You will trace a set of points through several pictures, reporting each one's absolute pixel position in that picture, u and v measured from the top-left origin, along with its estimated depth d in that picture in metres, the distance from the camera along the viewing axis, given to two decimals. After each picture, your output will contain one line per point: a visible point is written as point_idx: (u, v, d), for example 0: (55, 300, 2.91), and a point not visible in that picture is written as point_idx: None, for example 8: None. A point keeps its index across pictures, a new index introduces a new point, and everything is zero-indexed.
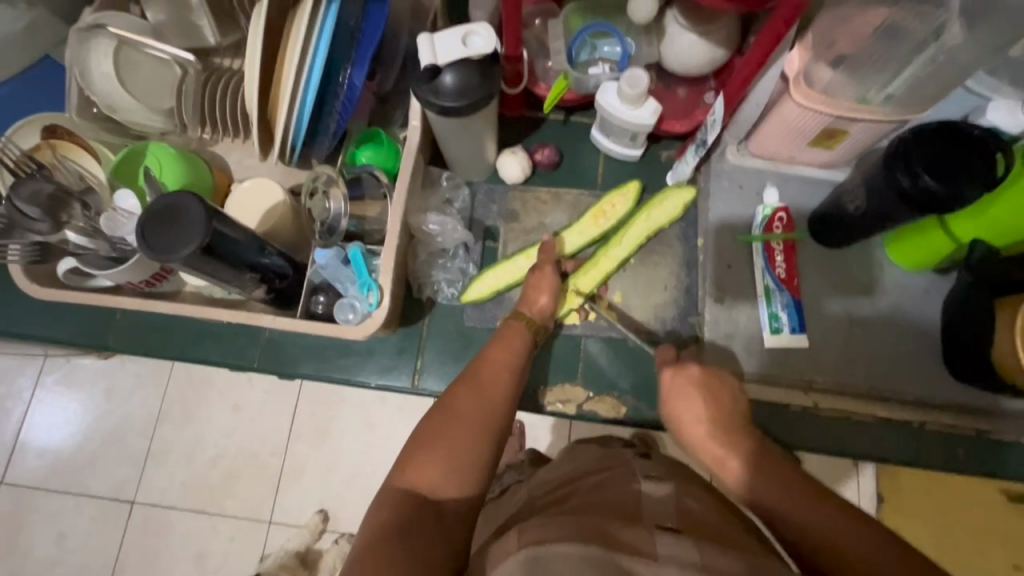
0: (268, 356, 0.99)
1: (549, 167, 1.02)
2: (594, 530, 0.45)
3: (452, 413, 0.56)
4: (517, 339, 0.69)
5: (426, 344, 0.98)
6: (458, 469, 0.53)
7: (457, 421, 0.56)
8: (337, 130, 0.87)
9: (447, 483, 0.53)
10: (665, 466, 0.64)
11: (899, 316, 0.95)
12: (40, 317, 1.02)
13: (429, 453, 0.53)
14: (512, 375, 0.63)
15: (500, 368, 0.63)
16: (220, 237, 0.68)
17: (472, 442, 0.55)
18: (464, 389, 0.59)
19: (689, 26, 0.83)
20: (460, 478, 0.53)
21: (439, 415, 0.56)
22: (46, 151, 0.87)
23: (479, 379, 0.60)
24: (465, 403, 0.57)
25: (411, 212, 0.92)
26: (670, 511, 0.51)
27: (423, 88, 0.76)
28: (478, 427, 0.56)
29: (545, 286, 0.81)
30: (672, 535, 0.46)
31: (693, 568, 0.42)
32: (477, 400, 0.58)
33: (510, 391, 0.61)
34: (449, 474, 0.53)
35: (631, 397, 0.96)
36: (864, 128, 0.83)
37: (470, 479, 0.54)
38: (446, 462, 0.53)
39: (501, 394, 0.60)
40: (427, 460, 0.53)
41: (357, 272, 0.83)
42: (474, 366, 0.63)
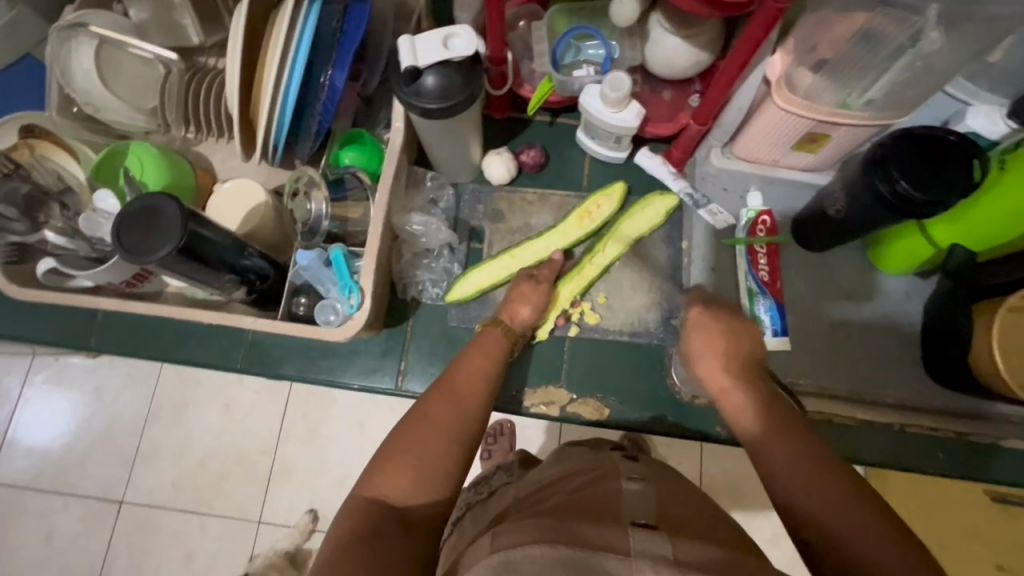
0: (252, 357, 0.99)
1: (535, 168, 1.02)
2: (564, 530, 0.45)
3: (423, 419, 0.57)
4: (493, 347, 0.69)
5: (411, 346, 0.98)
6: (425, 476, 0.54)
7: (427, 427, 0.56)
8: (319, 131, 0.86)
9: (415, 491, 0.53)
10: (649, 465, 0.64)
11: (881, 319, 0.95)
12: (24, 317, 1.01)
13: (398, 461, 0.54)
14: (487, 383, 0.63)
15: (474, 374, 0.64)
16: (199, 238, 0.68)
17: (440, 449, 0.55)
18: (435, 396, 0.59)
19: (672, 29, 0.83)
20: (427, 487, 0.53)
21: (410, 422, 0.57)
22: (25, 151, 0.85)
23: (452, 386, 0.61)
24: (437, 411, 0.58)
25: (395, 212, 0.91)
26: (648, 509, 0.51)
27: (404, 90, 0.76)
28: (448, 436, 0.56)
29: (531, 299, 0.83)
30: (647, 531, 0.46)
31: (664, 561, 0.43)
32: (449, 406, 0.59)
33: (483, 398, 0.62)
34: (416, 483, 0.53)
35: (615, 398, 0.96)
36: (845, 132, 0.84)
37: (438, 489, 0.54)
38: (414, 471, 0.53)
39: (475, 401, 0.60)
40: (395, 467, 0.53)
41: (338, 273, 0.83)
42: (449, 373, 0.64)
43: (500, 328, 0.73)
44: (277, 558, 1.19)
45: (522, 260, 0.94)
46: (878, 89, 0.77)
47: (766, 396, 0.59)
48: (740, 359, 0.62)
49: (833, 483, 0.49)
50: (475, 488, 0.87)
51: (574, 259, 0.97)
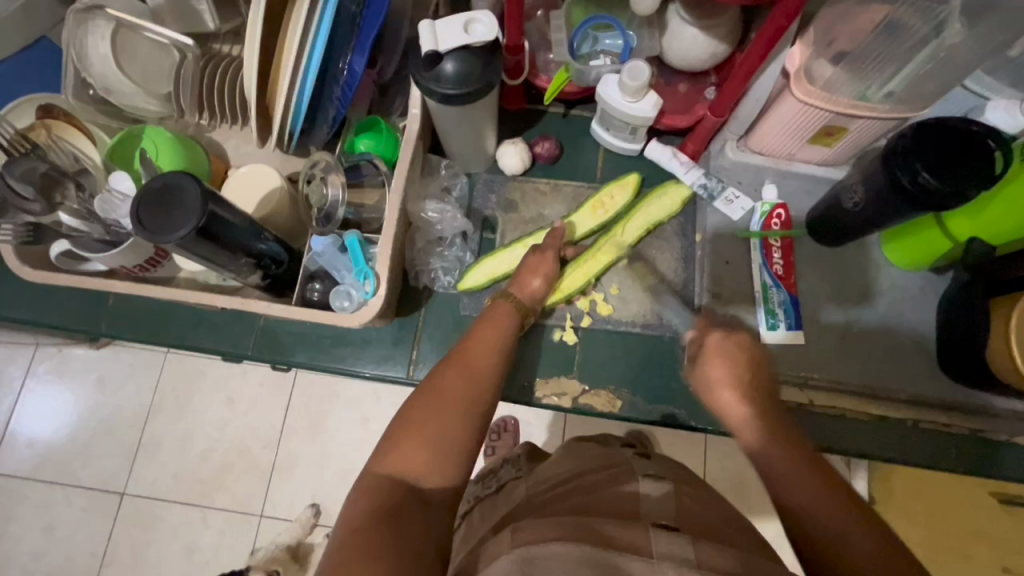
0: (263, 344, 0.98)
1: (548, 160, 1.02)
2: (586, 528, 0.45)
3: (438, 395, 0.56)
4: (504, 322, 0.69)
5: (422, 335, 0.97)
6: (440, 454, 0.53)
7: (442, 403, 0.55)
8: (336, 117, 0.86)
9: (430, 468, 0.52)
10: (664, 465, 0.63)
11: (895, 315, 0.95)
12: (33, 302, 1.01)
13: (414, 436, 0.53)
14: (499, 357, 0.63)
15: (485, 348, 0.63)
16: (216, 219, 0.67)
17: (455, 424, 0.55)
18: (448, 371, 0.59)
19: (691, 20, 0.83)
20: (443, 464, 0.53)
21: (424, 399, 0.56)
22: (41, 132, 0.85)
23: (465, 360, 0.61)
24: (452, 385, 0.57)
25: (410, 198, 0.92)
26: (669, 508, 0.50)
27: (423, 74, 0.75)
28: (463, 410, 0.56)
29: (541, 271, 0.83)
30: (669, 531, 0.45)
31: (689, 564, 0.42)
32: (464, 382, 0.58)
33: (496, 372, 0.61)
34: (434, 459, 0.53)
35: (627, 390, 0.95)
36: (864, 125, 0.83)
37: (456, 465, 0.53)
38: (432, 446, 0.53)
39: (488, 376, 0.60)
40: (411, 443, 0.53)
41: (354, 259, 0.82)
42: (461, 348, 0.63)
43: (513, 302, 0.74)
44: (279, 553, 1.18)
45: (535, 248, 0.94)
46: (899, 80, 0.77)
47: (765, 410, 0.58)
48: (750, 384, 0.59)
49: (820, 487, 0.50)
50: (483, 481, 0.85)
51: (581, 247, 0.97)
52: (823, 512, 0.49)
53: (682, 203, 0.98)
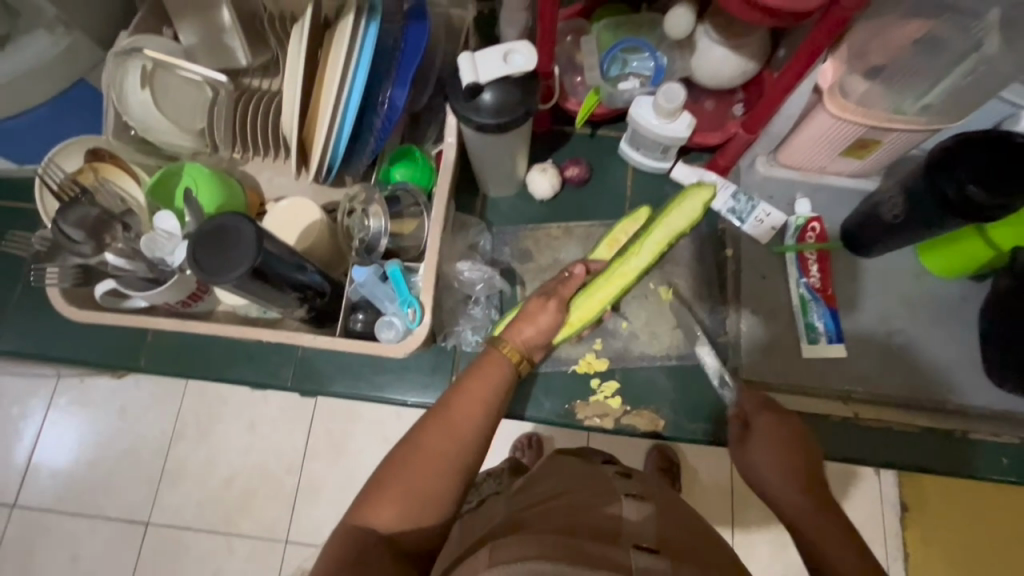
0: (302, 375, 1.03)
1: (579, 183, 1.03)
2: (572, 548, 0.44)
3: (417, 452, 0.54)
4: (495, 372, 0.62)
5: (460, 360, 0.97)
6: (417, 506, 0.52)
7: (421, 458, 0.53)
8: (374, 149, 0.86)
9: (403, 522, 0.51)
10: (646, 481, 0.62)
11: (932, 323, 0.95)
12: (71, 337, 1.02)
13: (385, 493, 0.52)
14: (487, 409, 0.58)
15: (473, 398, 0.58)
16: (268, 258, 0.68)
17: (435, 481, 0.53)
18: (431, 423, 0.55)
19: (721, 40, 0.84)
20: (418, 519, 0.52)
21: (405, 451, 0.54)
22: (88, 174, 0.87)
23: (445, 412, 0.56)
24: (431, 442, 0.54)
25: (445, 260, 0.93)
26: (651, 531, 0.50)
27: (462, 104, 0.76)
28: (445, 469, 0.53)
29: (538, 320, 0.68)
30: (651, 555, 0.45)
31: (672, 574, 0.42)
32: (450, 438, 0.54)
33: (486, 428, 0.57)
34: (405, 514, 0.52)
35: (668, 409, 0.94)
36: (898, 137, 0.83)
37: (429, 520, 0.52)
38: (404, 503, 0.52)
39: (474, 429, 0.56)
40: (382, 499, 0.52)
41: (396, 288, 0.82)
42: (452, 394, 0.58)
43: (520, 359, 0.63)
44: None
45: None
46: (935, 94, 0.77)
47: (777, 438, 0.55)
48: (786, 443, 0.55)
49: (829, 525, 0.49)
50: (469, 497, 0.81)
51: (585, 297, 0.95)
52: (812, 532, 0.49)
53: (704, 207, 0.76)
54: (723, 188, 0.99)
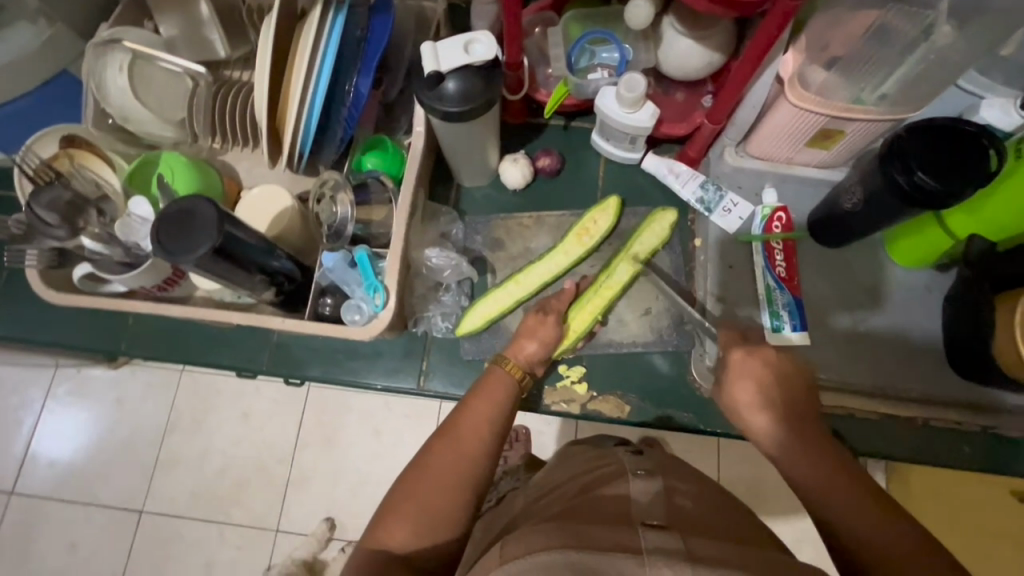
0: (277, 360, 1.01)
1: (551, 174, 1.04)
2: (574, 532, 0.45)
3: (428, 468, 0.59)
4: (499, 388, 0.69)
5: (431, 347, 0.99)
6: (429, 524, 0.56)
7: (432, 479, 0.58)
8: (344, 137, 0.89)
9: (419, 538, 0.56)
10: (660, 462, 0.65)
11: (898, 313, 0.96)
12: (56, 323, 1.04)
13: (398, 512, 0.56)
14: (490, 427, 0.64)
15: (478, 418, 0.64)
16: (232, 240, 0.70)
17: (444, 499, 0.57)
18: (441, 444, 0.61)
19: (685, 32, 0.85)
20: (432, 534, 0.56)
21: (418, 473, 0.59)
22: (64, 159, 0.89)
23: (453, 431, 0.62)
24: (440, 459, 0.60)
25: (412, 247, 0.94)
26: (659, 509, 0.52)
27: (427, 94, 0.78)
28: (455, 484, 0.58)
29: (538, 333, 0.82)
30: (657, 531, 0.46)
31: (680, 556, 0.43)
32: (457, 455, 0.60)
33: (491, 444, 0.63)
34: (420, 530, 0.56)
35: (635, 396, 0.96)
36: (860, 127, 0.84)
37: (443, 535, 0.56)
38: (418, 520, 0.56)
39: (479, 443, 0.62)
40: (397, 518, 0.56)
41: (363, 274, 0.84)
42: (457, 417, 0.64)
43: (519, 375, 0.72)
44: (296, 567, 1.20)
45: (527, 285, 0.95)
46: (892, 83, 0.78)
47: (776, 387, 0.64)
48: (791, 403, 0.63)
49: (844, 484, 0.55)
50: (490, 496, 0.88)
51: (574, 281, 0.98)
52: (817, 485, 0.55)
53: (671, 228, 0.98)
54: (692, 178, 1.01)
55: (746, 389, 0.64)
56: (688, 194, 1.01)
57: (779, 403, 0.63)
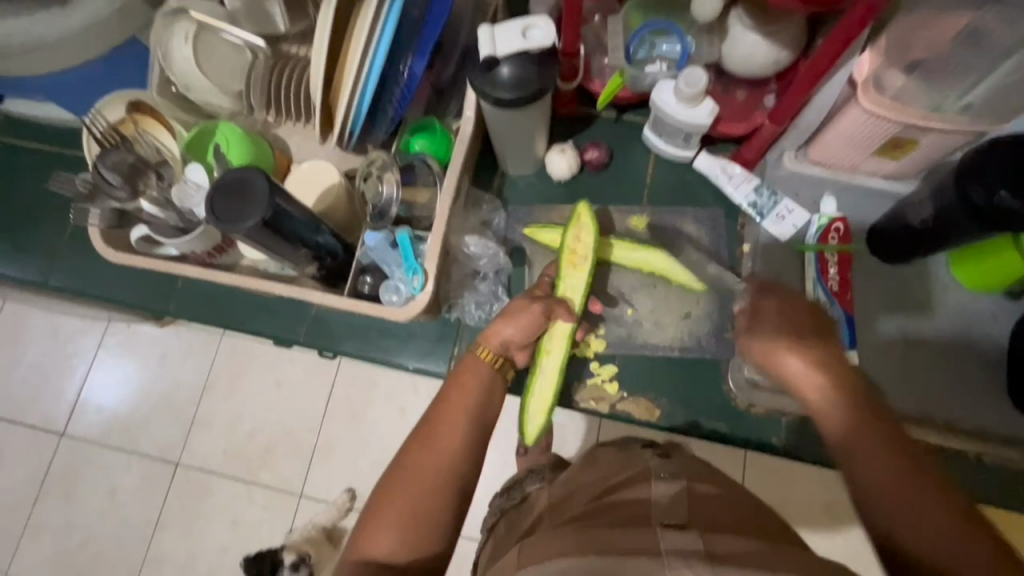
0: (314, 332, 1.03)
1: (597, 167, 1.02)
2: (591, 539, 0.48)
3: (405, 473, 0.58)
4: (472, 379, 0.66)
5: (464, 332, 0.99)
6: (414, 534, 0.56)
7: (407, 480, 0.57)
8: (394, 118, 0.89)
9: (401, 547, 0.56)
10: (683, 464, 0.64)
11: (957, 339, 0.90)
12: (112, 279, 1.10)
13: (380, 523, 0.56)
14: (468, 428, 0.61)
15: (453, 417, 0.62)
16: (280, 212, 0.72)
17: (425, 501, 0.57)
18: (411, 449, 0.59)
19: (754, 26, 0.81)
20: (417, 540, 0.56)
21: (393, 479, 0.58)
22: (129, 125, 0.94)
23: (431, 433, 0.60)
24: (418, 462, 0.58)
25: (451, 232, 0.93)
26: (679, 510, 0.52)
27: (479, 78, 0.77)
28: (433, 485, 0.58)
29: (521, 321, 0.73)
30: (678, 531, 0.47)
31: (698, 556, 0.44)
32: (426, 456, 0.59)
33: (461, 445, 0.60)
34: (400, 541, 0.56)
35: (666, 400, 0.94)
36: (936, 139, 0.79)
37: (426, 539, 0.56)
38: (397, 530, 0.56)
39: (455, 446, 0.60)
40: (380, 527, 0.56)
41: (403, 255, 0.85)
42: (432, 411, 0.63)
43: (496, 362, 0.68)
44: (315, 533, 1.25)
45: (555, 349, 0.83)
46: (978, 92, 0.73)
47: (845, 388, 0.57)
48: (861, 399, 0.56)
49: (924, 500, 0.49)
50: (510, 493, 0.87)
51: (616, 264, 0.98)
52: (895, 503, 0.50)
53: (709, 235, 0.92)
54: (746, 181, 0.97)
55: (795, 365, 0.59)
56: (740, 199, 0.97)
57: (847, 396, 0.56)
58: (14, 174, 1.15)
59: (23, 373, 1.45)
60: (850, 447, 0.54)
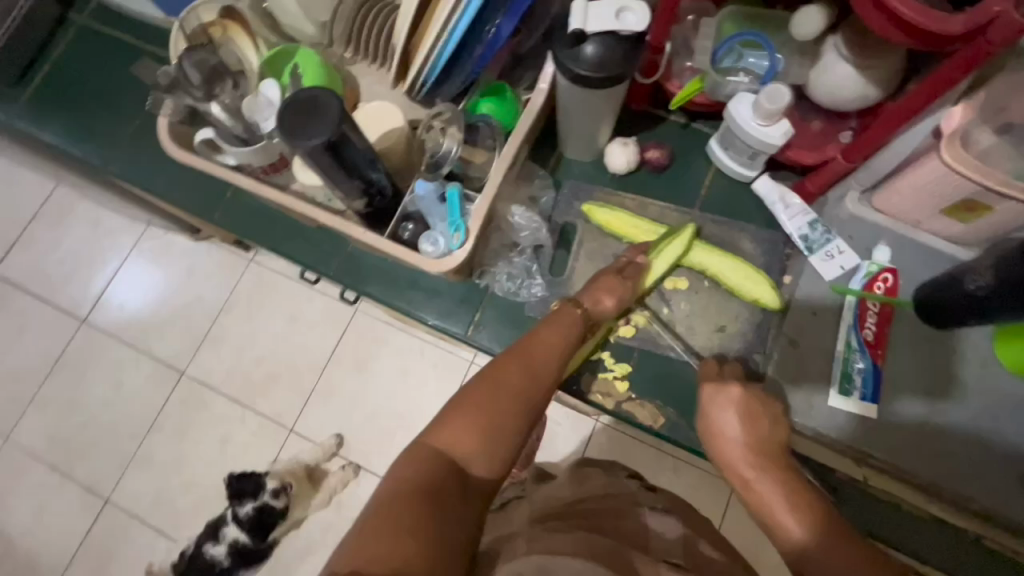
0: (346, 269, 1.05)
1: (656, 168, 1.01)
2: (601, 548, 0.55)
3: (494, 382, 0.66)
4: (567, 324, 0.78)
5: (489, 301, 1.00)
6: (489, 437, 0.62)
7: (493, 391, 0.65)
8: (471, 75, 0.90)
9: (476, 452, 0.61)
10: (670, 498, 0.71)
11: (985, 421, 0.86)
12: (166, 179, 1.13)
13: (465, 423, 0.62)
14: (557, 358, 0.73)
15: (547, 349, 0.73)
16: (346, 141, 0.73)
17: (505, 416, 0.64)
18: (507, 361, 0.69)
19: (848, 56, 0.79)
20: (489, 451, 0.62)
21: (485, 380, 0.66)
22: (218, 30, 0.98)
23: (529, 351, 0.71)
24: (511, 375, 0.67)
25: (502, 200, 0.95)
26: (676, 547, 0.60)
27: (563, 50, 0.77)
28: (517, 396, 0.66)
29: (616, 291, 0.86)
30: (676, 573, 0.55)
31: None
32: (512, 379, 0.67)
33: (551, 373, 0.70)
34: (478, 446, 0.61)
35: (674, 410, 0.93)
36: (1012, 208, 0.76)
37: (499, 452, 0.62)
38: (477, 436, 0.61)
39: (547, 375, 0.70)
40: (462, 427, 0.62)
41: (450, 210, 0.85)
42: (523, 349, 0.73)
43: (580, 308, 0.82)
44: (298, 468, 1.30)
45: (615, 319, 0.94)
46: None
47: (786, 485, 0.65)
48: (765, 446, 0.71)
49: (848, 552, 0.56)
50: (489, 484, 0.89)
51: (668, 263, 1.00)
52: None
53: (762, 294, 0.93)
54: (802, 213, 0.95)
55: (731, 421, 0.73)
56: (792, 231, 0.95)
57: (801, 503, 0.63)
58: (92, 62, 1.19)
59: (59, 256, 1.51)
60: (810, 556, 0.58)
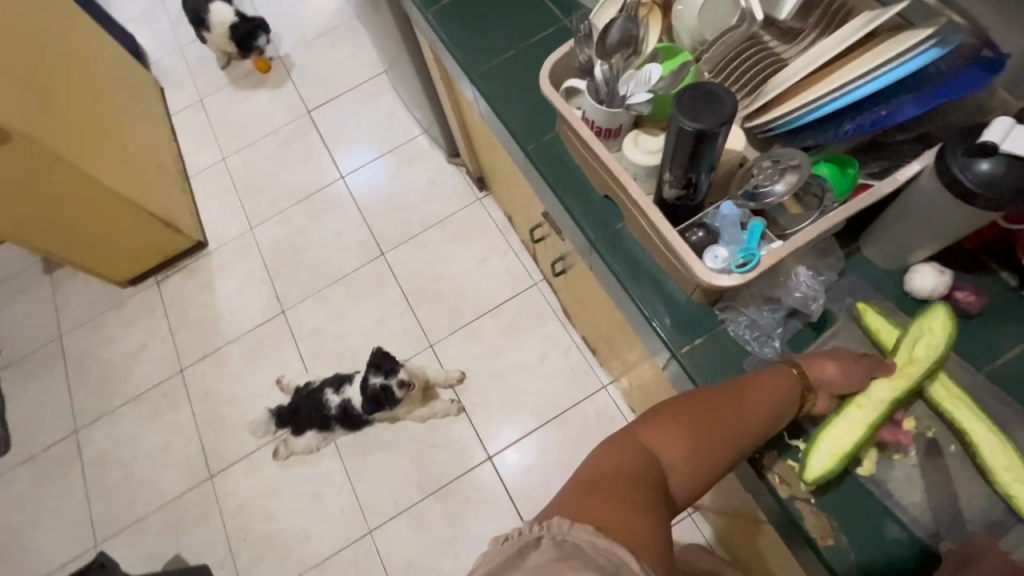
0: (604, 236, 1.20)
1: (964, 310, 1.02)
2: None
3: (703, 409, 0.86)
4: (779, 383, 0.93)
5: (712, 336, 1.09)
6: (691, 448, 0.83)
7: (685, 416, 0.84)
8: (837, 136, 0.96)
9: (677, 457, 0.82)
10: None
11: None
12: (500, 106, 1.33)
13: (671, 433, 0.83)
14: (761, 411, 0.89)
15: (757, 399, 0.90)
16: (712, 138, 0.88)
17: (708, 437, 0.84)
18: (719, 397, 0.88)
19: None
20: (686, 461, 0.82)
21: (699, 405, 0.87)
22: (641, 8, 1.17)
23: (741, 396, 0.89)
24: (721, 410, 0.87)
25: (786, 262, 1.04)
26: None
27: (957, 155, 0.83)
28: (718, 425, 0.85)
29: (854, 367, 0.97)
30: None
31: None
32: (702, 411, 0.86)
33: (755, 421, 0.88)
34: (681, 453, 0.82)
35: (850, 539, 0.94)
36: None
37: (695, 464, 0.83)
38: (682, 447, 0.82)
39: (750, 421, 0.88)
40: (666, 433, 0.83)
41: (748, 240, 0.97)
42: (711, 392, 0.89)
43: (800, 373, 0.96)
44: None
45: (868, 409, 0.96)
46: None
47: None
48: None
49: None
50: None
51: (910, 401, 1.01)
52: None
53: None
54: None
55: None
56: None
57: None
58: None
59: None
60: None
